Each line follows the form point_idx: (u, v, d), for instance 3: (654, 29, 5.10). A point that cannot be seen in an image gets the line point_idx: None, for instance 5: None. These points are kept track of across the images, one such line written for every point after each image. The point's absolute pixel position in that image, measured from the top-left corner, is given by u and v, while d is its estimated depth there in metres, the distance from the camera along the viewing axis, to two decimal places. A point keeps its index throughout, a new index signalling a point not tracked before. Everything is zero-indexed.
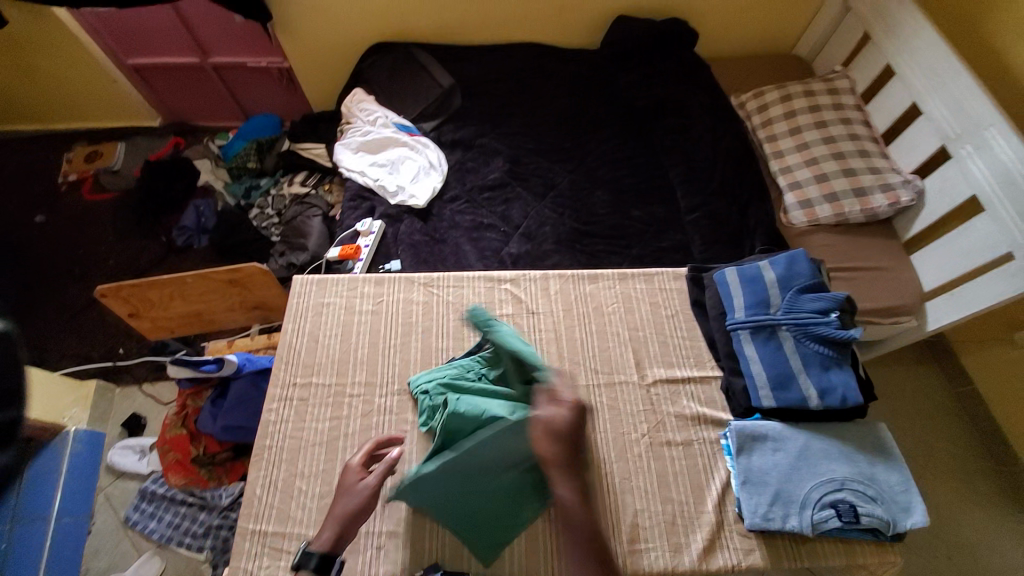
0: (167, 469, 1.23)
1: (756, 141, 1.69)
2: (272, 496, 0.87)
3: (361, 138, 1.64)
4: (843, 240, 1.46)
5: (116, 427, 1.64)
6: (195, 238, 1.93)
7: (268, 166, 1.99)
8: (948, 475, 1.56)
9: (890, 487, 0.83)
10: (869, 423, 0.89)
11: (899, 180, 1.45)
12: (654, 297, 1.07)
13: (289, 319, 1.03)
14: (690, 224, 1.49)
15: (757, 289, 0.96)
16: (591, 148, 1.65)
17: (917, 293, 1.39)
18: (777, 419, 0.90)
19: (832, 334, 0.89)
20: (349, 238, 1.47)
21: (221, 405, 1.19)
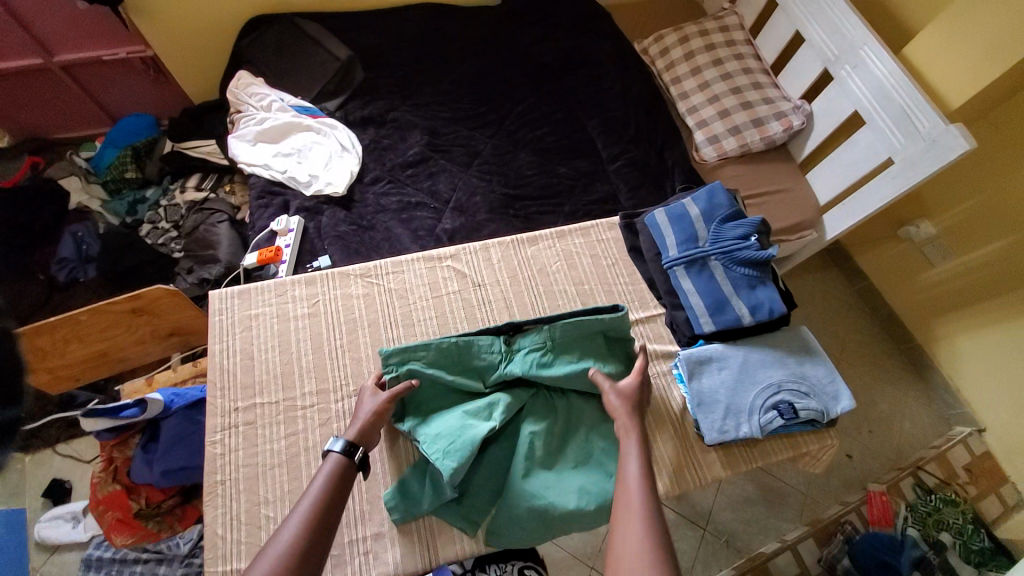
0: (108, 531, 1.09)
1: (663, 84, 1.74)
2: (237, 530, 0.82)
3: (257, 128, 1.49)
4: (751, 169, 1.57)
5: (37, 499, 1.48)
6: (80, 270, 1.68)
7: (149, 173, 1.77)
8: (860, 360, 1.79)
9: (819, 381, 0.93)
10: (795, 328, 0.99)
11: (790, 106, 1.57)
12: (593, 250, 1.09)
13: (215, 340, 0.95)
14: (614, 174, 1.52)
15: (685, 227, 1.01)
16: (508, 109, 1.62)
17: (817, 208, 1.54)
18: (718, 342, 0.96)
19: (755, 255, 0.95)
20: (267, 241, 1.35)
21: (155, 449, 1.10)
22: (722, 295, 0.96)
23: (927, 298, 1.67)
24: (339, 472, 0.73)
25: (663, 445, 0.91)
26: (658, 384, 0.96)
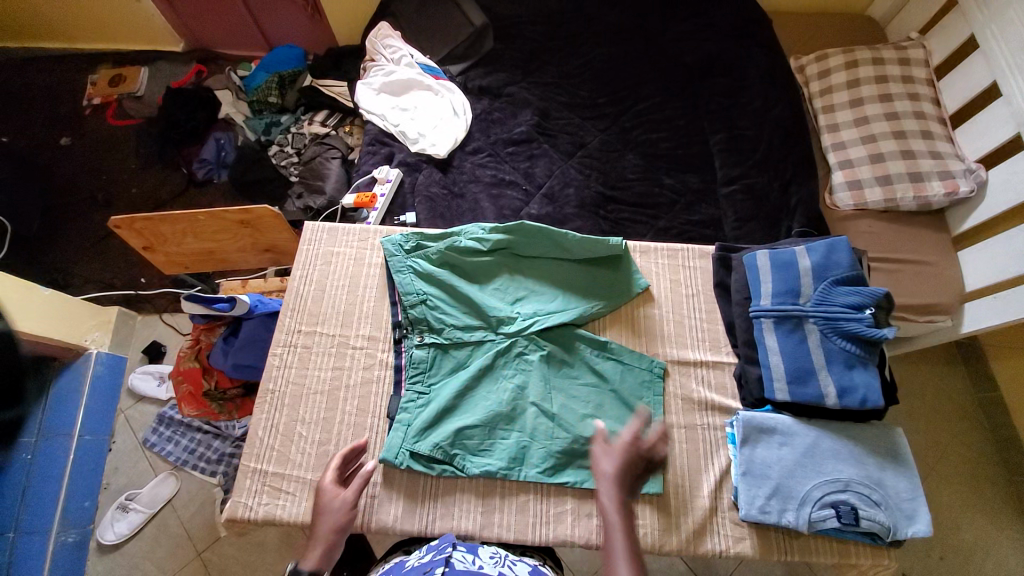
0: (180, 400, 1.26)
1: (810, 111, 1.55)
2: (273, 438, 0.89)
3: (384, 78, 1.56)
4: (890, 229, 1.36)
5: (137, 352, 1.75)
6: (214, 172, 1.93)
7: (288, 102, 1.93)
8: (956, 475, 1.53)
9: (897, 494, 0.80)
10: (887, 427, 0.84)
11: (962, 168, 1.32)
12: (675, 275, 1.01)
13: (298, 265, 1.02)
14: (723, 198, 1.40)
15: (788, 277, 0.87)
16: (627, 106, 1.54)
17: (959, 292, 1.31)
18: (789, 412, 0.85)
19: (865, 332, 0.80)
20: (365, 185, 1.42)
21: (233, 342, 1.20)
22: (809, 364, 0.83)
23: None
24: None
25: (693, 500, 0.85)
26: (705, 436, 0.89)
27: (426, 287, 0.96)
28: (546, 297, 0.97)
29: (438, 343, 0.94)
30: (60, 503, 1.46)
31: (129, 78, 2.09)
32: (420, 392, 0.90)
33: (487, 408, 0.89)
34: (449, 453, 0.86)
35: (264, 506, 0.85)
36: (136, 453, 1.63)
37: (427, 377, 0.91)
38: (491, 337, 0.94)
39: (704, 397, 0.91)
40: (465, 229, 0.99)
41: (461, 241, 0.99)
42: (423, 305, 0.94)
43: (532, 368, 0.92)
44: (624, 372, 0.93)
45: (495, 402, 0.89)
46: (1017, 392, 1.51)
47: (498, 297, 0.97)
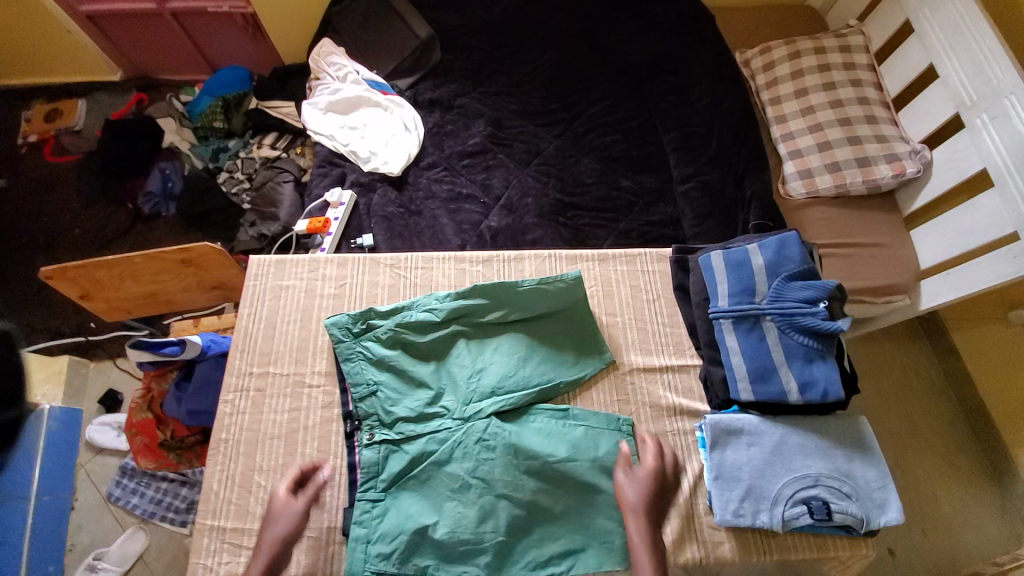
0: (136, 453, 1.20)
1: (759, 103, 1.58)
2: (231, 491, 0.85)
3: (330, 97, 1.52)
4: (843, 215, 1.39)
5: (93, 403, 1.65)
6: (162, 204, 1.85)
7: (235, 126, 1.87)
8: (925, 447, 1.58)
9: (866, 483, 0.80)
10: (851, 416, 0.85)
11: (906, 150, 1.36)
12: (634, 281, 1.01)
13: (245, 303, 0.98)
14: (681, 197, 1.41)
15: (743, 276, 0.87)
16: (580, 110, 1.54)
17: (913, 271, 1.34)
18: (755, 412, 0.85)
19: (821, 325, 0.80)
20: (319, 210, 1.38)
21: (186, 388, 1.15)
22: (770, 362, 0.83)
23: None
24: None
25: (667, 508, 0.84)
26: (676, 442, 0.88)
27: (376, 375, 0.91)
28: (502, 365, 0.92)
29: (391, 441, 0.87)
30: (23, 569, 1.37)
31: (68, 110, 2.02)
32: (375, 495, 0.84)
33: (456, 512, 0.82)
34: (419, 567, 0.80)
35: (225, 565, 0.80)
36: (98, 509, 1.55)
37: (381, 483, 0.85)
38: (448, 424, 0.88)
39: (671, 402, 0.91)
40: (417, 301, 0.95)
41: (412, 315, 0.94)
42: (373, 398, 0.89)
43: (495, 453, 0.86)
44: (595, 436, 0.88)
45: (463, 505, 0.83)
46: (977, 362, 1.56)
47: (451, 378, 0.92)
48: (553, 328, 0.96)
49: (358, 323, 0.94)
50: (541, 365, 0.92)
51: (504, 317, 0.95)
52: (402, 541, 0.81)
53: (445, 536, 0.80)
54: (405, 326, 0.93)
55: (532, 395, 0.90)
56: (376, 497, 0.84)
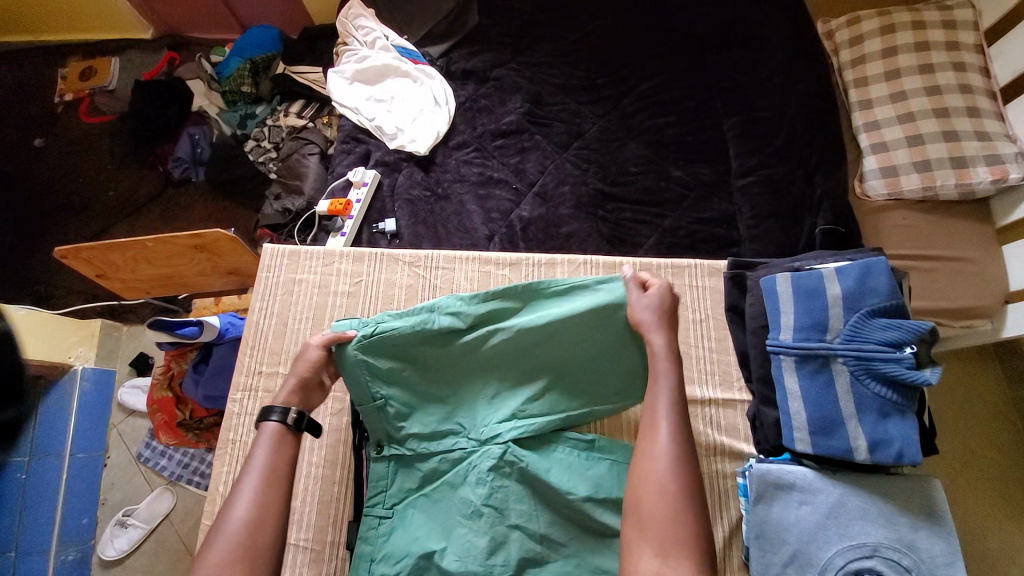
0: (156, 429, 1.21)
1: (839, 84, 1.36)
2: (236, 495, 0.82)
3: (357, 64, 1.41)
4: (929, 222, 1.20)
5: (125, 365, 1.69)
6: (191, 170, 1.81)
7: (263, 91, 1.79)
8: (986, 483, 1.42)
9: (930, 556, 0.68)
10: (923, 477, 0.72)
11: (1013, 151, 1.15)
12: (680, 297, 0.89)
13: (257, 296, 0.92)
14: (738, 192, 1.25)
15: (813, 307, 0.74)
16: (630, 86, 1.37)
17: (1003, 293, 1.16)
18: (810, 464, 0.74)
19: (905, 375, 0.67)
20: (341, 189, 1.30)
21: (203, 371, 1.13)
22: (836, 411, 0.70)
23: None
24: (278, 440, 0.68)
25: None
26: (712, 486, 0.78)
27: (385, 386, 0.82)
28: (527, 384, 0.84)
29: (402, 457, 0.81)
30: (57, 521, 1.44)
31: (100, 70, 1.99)
32: (383, 511, 0.79)
33: (465, 541, 0.74)
34: None
35: None
36: (130, 468, 1.61)
37: (388, 499, 0.80)
38: (463, 444, 0.81)
39: (712, 441, 0.80)
40: (439, 303, 0.84)
41: (434, 317, 0.84)
42: (382, 410, 0.81)
43: (511, 484, 0.79)
44: (619, 472, 0.81)
45: (474, 534, 0.74)
46: None
47: (469, 393, 0.85)
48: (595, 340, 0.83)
49: (370, 325, 0.87)
50: (569, 386, 0.84)
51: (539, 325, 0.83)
52: (407, 564, 0.73)
53: (453, 566, 0.72)
54: (419, 332, 0.84)
55: (556, 422, 0.82)
56: (383, 514, 0.79)
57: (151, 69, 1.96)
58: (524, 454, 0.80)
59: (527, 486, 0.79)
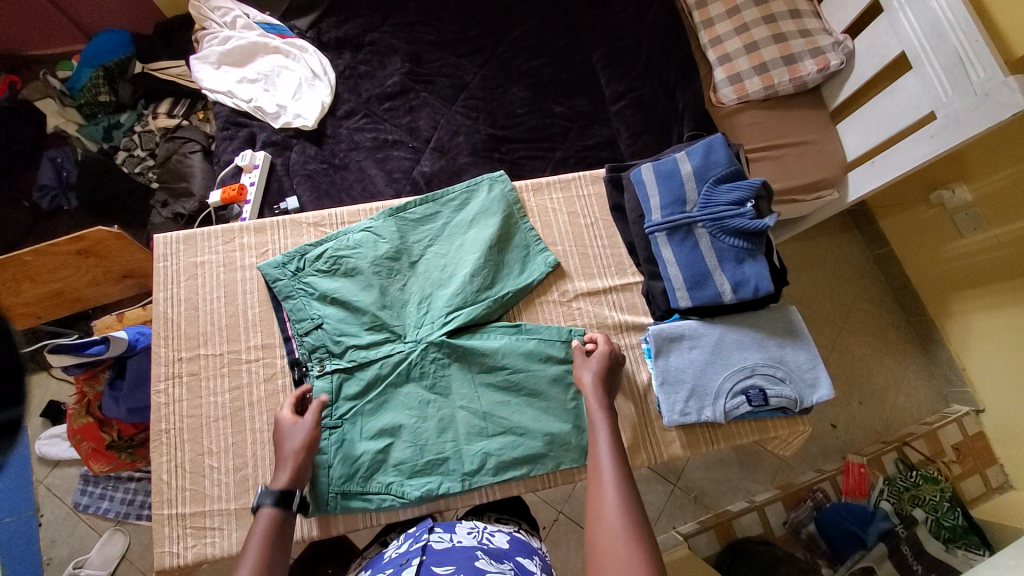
0: (84, 458, 1.15)
1: (685, 7, 1.51)
2: (183, 479, 0.83)
3: (220, 48, 1.36)
4: (774, 116, 1.39)
5: (38, 416, 1.56)
6: (61, 198, 1.62)
7: (123, 97, 1.66)
8: (863, 329, 1.70)
9: (799, 366, 0.84)
10: (781, 307, 0.87)
11: (829, 42, 1.35)
12: (571, 207, 0.99)
13: (159, 286, 0.91)
14: (615, 116, 1.37)
15: (673, 186, 0.86)
16: (502, 34, 1.44)
17: (841, 163, 1.38)
18: (695, 316, 0.87)
19: (747, 225, 0.81)
20: (232, 176, 1.27)
21: (121, 387, 1.08)
22: (704, 267, 0.84)
23: (947, 273, 1.54)
24: (274, 526, 0.68)
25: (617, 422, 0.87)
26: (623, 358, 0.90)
27: (319, 308, 0.88)
28: (453, 284, 0.91)
29: (345, 369, 0.86)
30: None
31: None
32: (334, 421, 0.84)
33: (414, 428, 0.85)
34: (384, 484, 0.82)
35: (191, 549, 0.80)
36: (69, 520, 1.50)
37: (338, 408, 0.84)
38: (401, 347, 0.88)
39: (617, 320, 0.93)
40: (353, 226, 0.93)
41: (350, 239, 0.92)
42: (318, 330, 0.87)
43: (451, 370, 0.88)
44: (544, 347, 0.90)
45: (422, 420, 0.85)
46: (900, 242, 1.67)
47: (399, 301, 0.91)
48: (495, 238, 0.93)
49: (293, 261, 0.91)
50: (488, 280, 0.91)
51: (443, 234, 0.95)
52: (364, 461, 0.82)
53: (409, 450, 0.84)
54: (345, 254, 0.91)
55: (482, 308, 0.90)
56: (333, 424, 0.83)
57: None
58: (459, 343, 0.88)
59: (466, 372, 0.88)
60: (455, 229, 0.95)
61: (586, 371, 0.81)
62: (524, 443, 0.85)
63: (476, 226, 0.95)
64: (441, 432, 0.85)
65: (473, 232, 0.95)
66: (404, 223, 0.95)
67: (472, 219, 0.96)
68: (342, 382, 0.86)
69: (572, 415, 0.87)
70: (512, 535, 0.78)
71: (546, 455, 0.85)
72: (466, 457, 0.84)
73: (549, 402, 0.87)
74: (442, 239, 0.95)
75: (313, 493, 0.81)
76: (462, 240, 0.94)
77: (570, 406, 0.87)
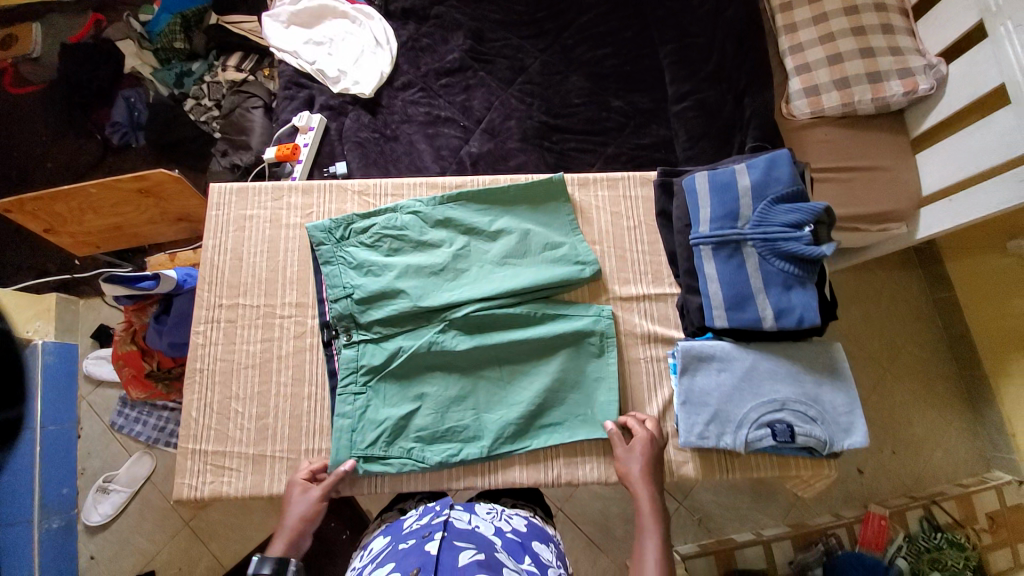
0: (126, 383, 1.22)
1: (767, 9, 1.42)
2: (209, 418, 0.87)
3: (292, 8, 1.38)
4: (848, 135, 1.30)
5: (87, 338, 1.69)
6: (131, 135, 1.75)
7: (197, 46, 1.73)
8: (908, 374, 1.59)
9: (834, 408, 0.80)
10: (826, 343, 0.83)
11: (922, 63, 1.24)
12: (616, 207, 0.96)
13: (209, 233, 0.94)
14: (676, 117, 1.31)
15: (727, 199, 0.82)
16: (569, 19, 1.39)
17: (915, 197, 1.28)
18: (729, 337, 0.83)
19: (803, 251, 0.76)
20: (287, 136, 1.30)
21: (166, 322, 1.14)
22: (747, 288, 0.80)
23: (1007, 328, 1.43)
24: None
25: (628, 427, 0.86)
26: (648, 369, 0.89)
27: (354, 279, 0.89)
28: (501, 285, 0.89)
29: (368, 340, 0.88)
30: (37, 492, 1.46)
31: (22, 36, 1.87)
32: (357, 385, 0.86)
33: (436, 399, 0.86)
34: (405, 449, 0.84)
35: (208, 484, 0.84)
36: (105, 437, 1.63)
37: (362, 376, 0.86)
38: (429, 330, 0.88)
39: (647, 330, 0.90)
40: (402, 204, 0.94)
41: (398, 218, 0.94)
42: (348, 300, 0.88)
43: (474, 338, 0.88)
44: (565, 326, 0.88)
45: (444, 390, 0.87)
46: (968, 290, 1.54)
47: (431, 285, 0.90)
48: (543, 239, 0.92)
49: (339, 228, 0.93)
50: (536, 281, 0.88)
51: (491, 229, 0.93)
52: (386, 427, 0.84)
53: (426, 423, 0.85)
54: (390, 233, 0.92)
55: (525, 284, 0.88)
56: (361, 392, 0.86)
57: (76, 32, 1.86)
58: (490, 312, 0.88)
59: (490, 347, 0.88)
60: (505, 227, 0.93)
61: (632, 463, 0.79)
62: (536, 420, 0.87)
63: (528, 231, 0.93)
64: (462, 402, 0.87)
65: (519, 210, 0.95)
66: (448, 206, 0.94)
67: (519, 219, 0.95)
68: (373, 359, 0.87)
69: (587, 393, 0.88)
70: (530, 520, 0.81)
71: (559, 426, 0.87)
72: (487, 429, 0.86)
73: (580, 386, 0.88)
74: (489, 234, 0.93)
75: (334, 454, 0.83)
76: (506, 227, 0.93)
77: (585, 388, 0.88)
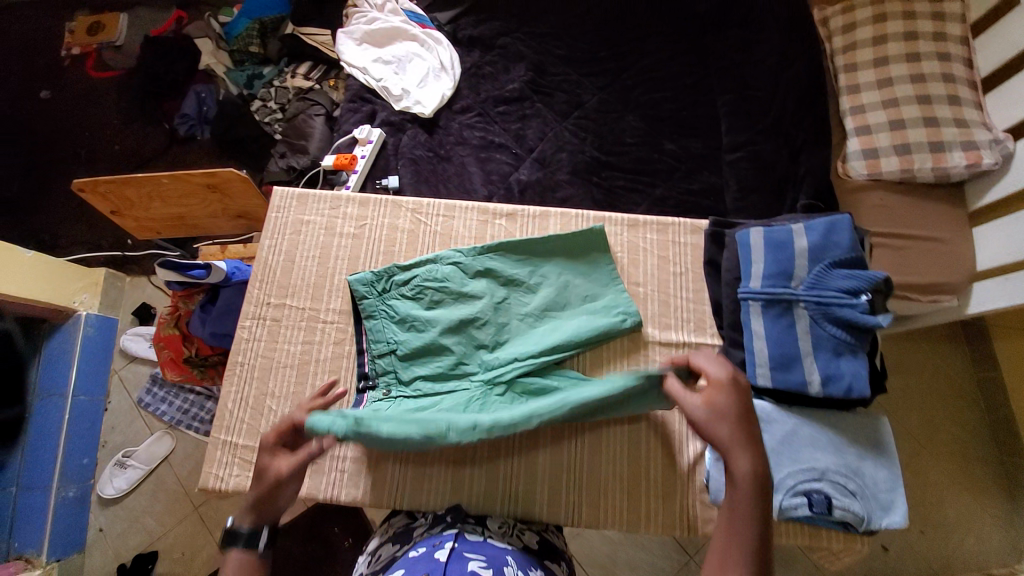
0: (163, 365, 1.27)
1: (830, 69, 1.42)
2: (243, 412, 0.89)
3: (366, 27, 1.45)
4: (904, 202, 1.28)
5: (128, 314, 1.75)
6: (197, 129, 1.85)
7: (270, 52, 1.82)
8: (944, 453, 1.51)
9: (875, 484, 0.76)
10: (871, 414, 0.80)
11: (987, 138, 1.22)
12: (665, 251, 0.96)
13: (266, 234, 0.98)
14: (728, 166, 1.31)
15: (783, 258, 0.81)
16: (631, 61, 1.42)
17: (969, 271, 1.24)
18: (771, 398, 0.81)
19: (859, 320, 0.74)
20: (347, 146, 1.35)
21: (210, 311, 1.18)
22: (796, 350, 0.78)
23: None
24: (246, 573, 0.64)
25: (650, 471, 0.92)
26: None
27: (399, 334, 0.89)
28: (542, 336, 0.88)
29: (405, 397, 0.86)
30: (58, 459, 1.51)
31: (110, 25, 2.00)
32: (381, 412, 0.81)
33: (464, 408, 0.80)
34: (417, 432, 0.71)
35: (235, 478, 0.85)
36: (130, 412, 1.67)
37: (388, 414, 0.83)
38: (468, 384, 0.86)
39: None
40: (442, 255, 0.94)
41: (439, 268, 0.94)
42: (393, 355, 0.88)
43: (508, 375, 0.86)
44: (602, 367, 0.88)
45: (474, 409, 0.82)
46: (1017, 372, 1.47)
47: (471, 340, 0.89)
48: (583, 291, 0.93)
49: (381, 280, 0.93)
50: (577, 333, 0.88)
51: (530, 281, 0.94)
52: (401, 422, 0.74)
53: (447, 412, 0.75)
54: (432, 284, 0.92)
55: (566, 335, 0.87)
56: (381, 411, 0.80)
57: (159, 27, 1.99)
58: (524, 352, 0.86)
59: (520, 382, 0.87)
60: (544, 280, 0.94)
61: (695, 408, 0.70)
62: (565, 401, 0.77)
63: (568, 284, 0.93)
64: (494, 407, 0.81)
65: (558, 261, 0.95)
66: (487, 256, 0.95)
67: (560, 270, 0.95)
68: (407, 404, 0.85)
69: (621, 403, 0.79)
70: (542, 537, 0.87)
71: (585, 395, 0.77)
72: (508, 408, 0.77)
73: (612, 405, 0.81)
74: (529, 285, 0.93)
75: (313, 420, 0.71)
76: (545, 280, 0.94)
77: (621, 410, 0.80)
